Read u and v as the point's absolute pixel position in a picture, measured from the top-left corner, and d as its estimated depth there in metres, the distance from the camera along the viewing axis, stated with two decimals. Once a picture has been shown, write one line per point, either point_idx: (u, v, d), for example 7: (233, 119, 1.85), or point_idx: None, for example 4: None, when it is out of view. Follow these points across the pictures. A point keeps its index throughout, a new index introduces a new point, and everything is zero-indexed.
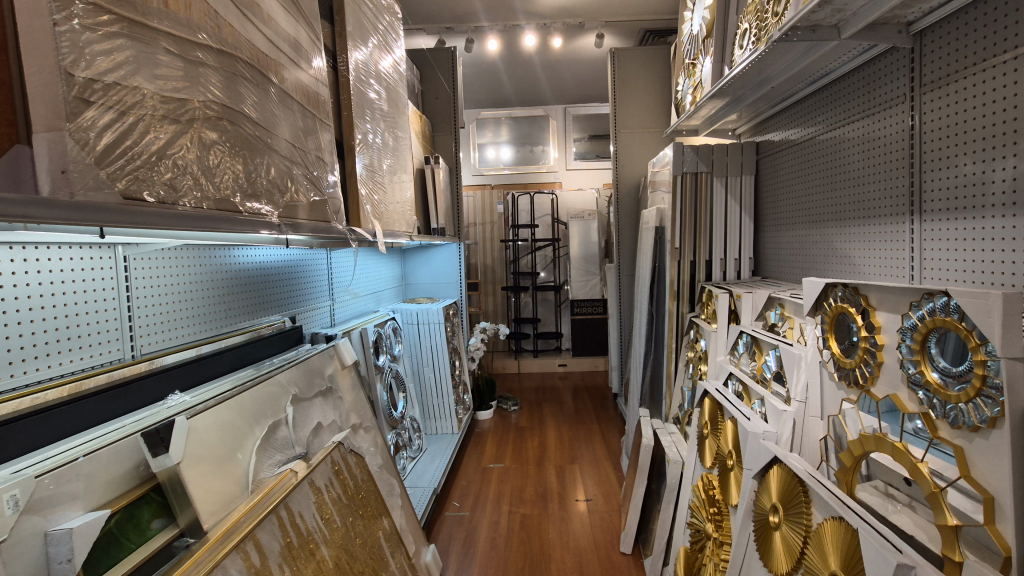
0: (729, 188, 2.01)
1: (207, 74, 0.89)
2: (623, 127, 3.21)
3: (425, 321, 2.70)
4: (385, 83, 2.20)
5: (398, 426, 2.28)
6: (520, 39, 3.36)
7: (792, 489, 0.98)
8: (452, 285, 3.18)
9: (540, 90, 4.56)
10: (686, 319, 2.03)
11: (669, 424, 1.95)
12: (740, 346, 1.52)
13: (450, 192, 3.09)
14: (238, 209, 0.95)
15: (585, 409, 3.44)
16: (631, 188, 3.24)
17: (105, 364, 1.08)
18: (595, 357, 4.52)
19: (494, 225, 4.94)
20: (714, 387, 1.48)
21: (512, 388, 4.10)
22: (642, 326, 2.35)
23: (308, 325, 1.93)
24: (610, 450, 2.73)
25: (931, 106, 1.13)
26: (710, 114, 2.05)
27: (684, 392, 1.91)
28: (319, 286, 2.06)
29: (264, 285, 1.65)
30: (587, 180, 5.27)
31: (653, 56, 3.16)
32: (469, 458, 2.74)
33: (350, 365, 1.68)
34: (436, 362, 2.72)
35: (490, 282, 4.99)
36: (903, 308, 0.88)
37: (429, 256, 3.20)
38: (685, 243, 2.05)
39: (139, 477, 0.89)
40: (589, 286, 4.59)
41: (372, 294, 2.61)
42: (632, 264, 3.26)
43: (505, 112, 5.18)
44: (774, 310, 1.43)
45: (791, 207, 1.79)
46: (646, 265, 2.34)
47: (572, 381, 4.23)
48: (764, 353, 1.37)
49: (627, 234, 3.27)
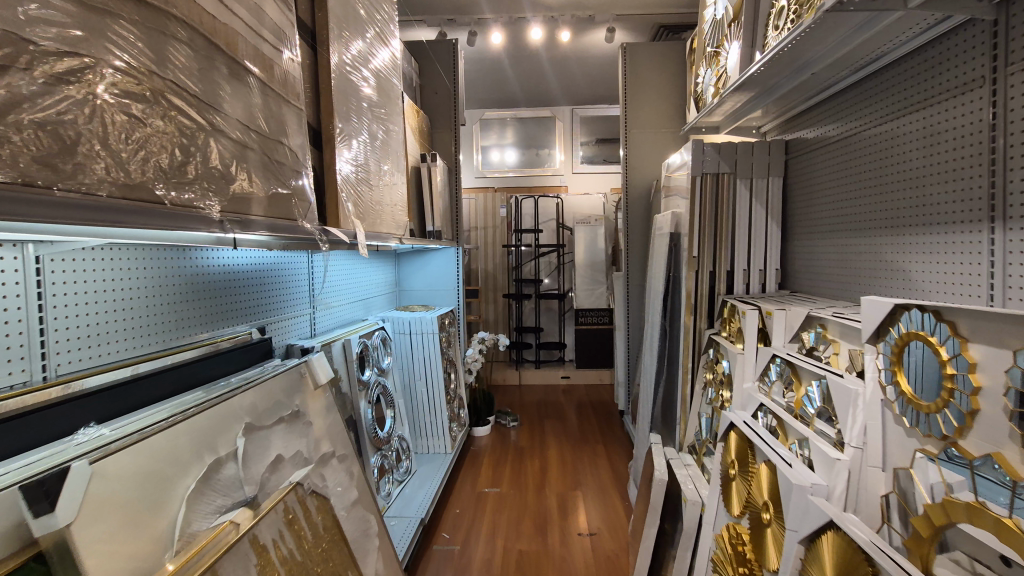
0: (754, 190, 1.81)
1: (121, 27, 0.70)
2: (634, 127, 3.02)
3: (418, 330, 2.50)
4: (378, 72, 2.01)
5: (384, 447, 2.08)
6: (526, 33, 3.18)
7: (855, 565, 0.77)
8: (450, 292, 2.98)
9: (547, 90, 4.38)
10: (704, 336, 1.83)
11: (685, 455, 1.75)
12: (772, 373, 1.31)
13: (448, 194, 2.90)
14: (162, 200, 0.75)
15: (589, 428, 3.23)
16: (642, 193, 3.05)
17: (7, 388, 0.88)
18: (600, 369, 4.30)
19: (496, 229, 4.75)
20: (742, 420, 1.28)
21: (511, 401, 3.89)
22: (652, 342, 2.14)
23: (283, 335, 1.73)
24: (617, 477, 2.52)
25: (1019, 89, 0.93)
26: (734, 108, 1.85)
27: (701, 418, 1.71)
28: (298, 292, 1.86)
29: (227, 292, 1.45)
30: (594, 185, 5.08)
31: (668, 52, 2.97)
32: (463, 482, 2.54)
33: (325, 384, 1.49)
34: (429, 375, 2.53)
35: (491, 288, 4.79)
36: (1012, 343, 0.67)
37: (424, 261, 3.00)
38: (704, 252, 1.82)
39: (14, 541, 0.64)
40: (595, 295, 4.39)
41: (360, 302, 2.41)
42: (641, 273, 3.06)
43: (511, 113, 5.00)
44: (813, 331, 1.23)
45: (828, 212, 1.59)
46: (657, 275, 2.14)
47: (576, 395, 4.01)
48: (802, 383, 1.17)
49: (637, 241, 3.06)
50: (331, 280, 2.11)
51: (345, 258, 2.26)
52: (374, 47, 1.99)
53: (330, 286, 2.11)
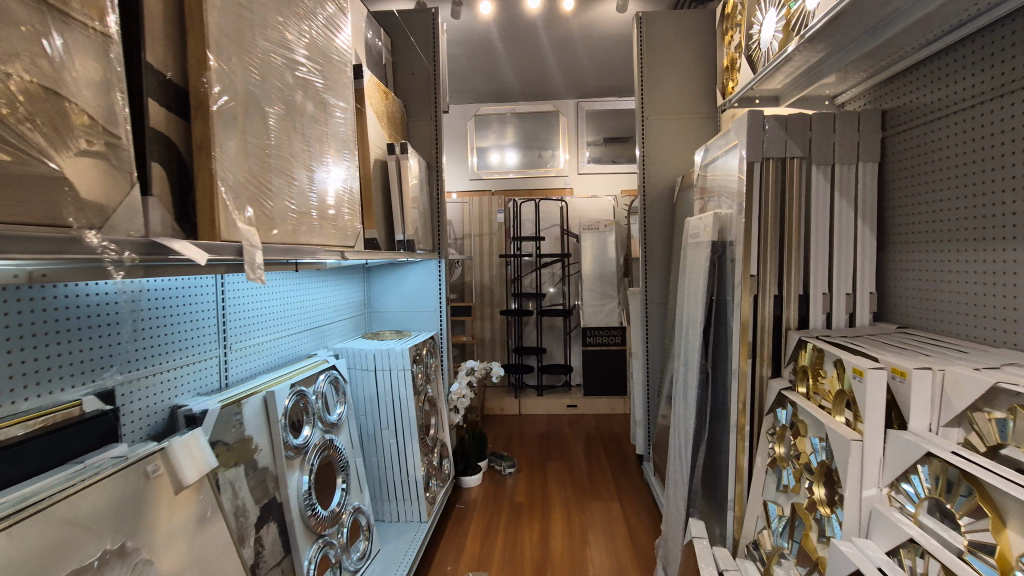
0: (838, 182, 1.27)
1: None
2: (651, 113, 2.50)
3: (385, 367, 1.99)
4: (328, 39, 1.49)
5: (327, 534, 1.55)
6: (520, 2, 2.67)
7: None
8: (430, 315, 2.46)
9: (549, 77, 3.88)
10: (767, 389, 1.29)
11: (745, 564, 1.21)
12: (918, 481, 0.78)
13: (425, 196, 2.38)
14: None
15: (601, 476, 2.69)
16: (664, 191, 2.52)
17: None
18: (612, 397, 3.76)
19: (492, 237, 4.24)
20: (875, 566, 0.75)
21: (509, 435, 3.35)
22: (685, 389, 1.61)
23: (163, 396, 1.21)
24: (639, 554, 1.98)
25: None
26: (804, 66, 1.33)
27: (773, 513, 1.17)
28: (197, 330, 1.33)
29: (33, 343, 0.92)
30: (603, 187, 4.55)
31: (693, 21, 2.46)
32: (442, 560, 2.01)
33: (192, 484, 0.96)
34: (399, 423, 2.01)
35: (487, 303, 4.26)
36: None
37: (399, 278, 2.48)
38: (766, 270, 1.30)
39: None
40: (604, 311, 3.86)
41: (306, 333, 1.89)
42: (663, 290, 2.53)
43: (509, 108, 4.50)
44: (1007, 417, 0.70)
45: (966, 210, 1.06)
46: (692, 300, 1.61)
47: (584, 428, 3.48)
48: (1005, 522, 0.63)
49: (658, 251, 2.53)
50: (258, 310, 1.60)
51: (283, 278, 1.74)
52: (324, 11, 1.47)
53: (257, 317, 1.59)
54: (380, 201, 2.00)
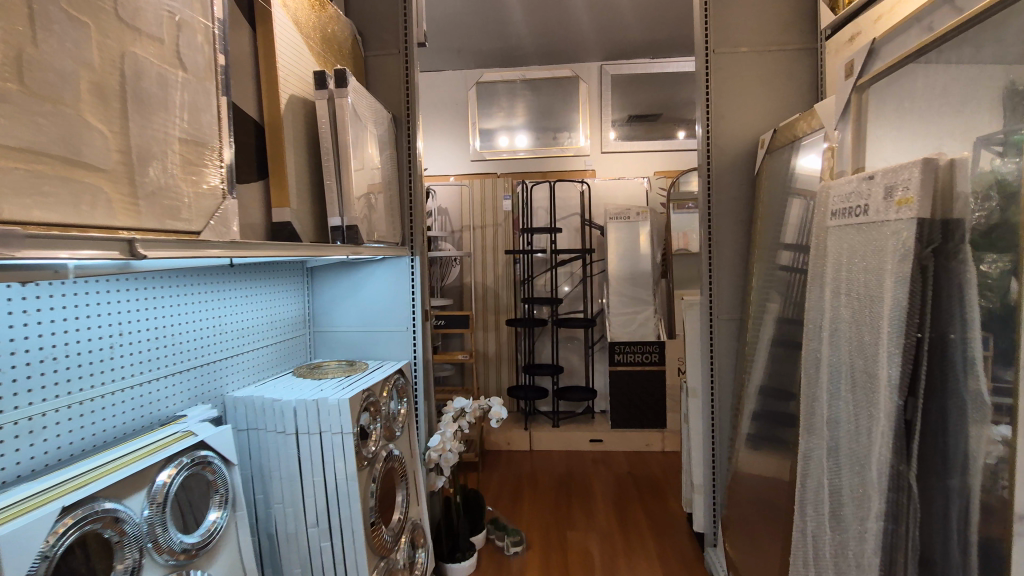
0: None
1: None
2: (718, 42, 1.72)
3: (314, 429, 1.27)
4: None
5: None
6: None
7: None
8: (400, 338, 1.72)
9: (570, 26, 3.10)
10: None
11: None
12: None
13: (388, 165, 1.62)
14: None
15: (644, 561, 1.92)
16: (738, 157, 1.73)
17: None
18: (646, 430, 2.98)
19: (498, 228, 3.47)
20: None
21: (518, 482, 2.61)
22: (842, 505, 0.86)
23: None
24: None
25: None
26: None
27: None
28: None
29: None
30: (633, 169, 3.77)
31: None
32: None
33: None
34: (332, 517, 1.27)
35: (490, 310, 3.48)
36: None
37: (354, 285, 1.74)
38: None
39: None
40: (636, 321, 3.10)
41: (161, 381, 1.16)
42: (734, 299, 1.76)
43: (519, 74, 3.73)
44: None
45: None
46: (863, 335, 0.85)
47: (615, 472, 2.72)
48: None
49: (728, 244, 1.75)
50: (13, 356, 0.87)
51: (95, 294, 1.01)
52: None
53: (9, 370, 0.86)
54: (295, 164, 1.25)
